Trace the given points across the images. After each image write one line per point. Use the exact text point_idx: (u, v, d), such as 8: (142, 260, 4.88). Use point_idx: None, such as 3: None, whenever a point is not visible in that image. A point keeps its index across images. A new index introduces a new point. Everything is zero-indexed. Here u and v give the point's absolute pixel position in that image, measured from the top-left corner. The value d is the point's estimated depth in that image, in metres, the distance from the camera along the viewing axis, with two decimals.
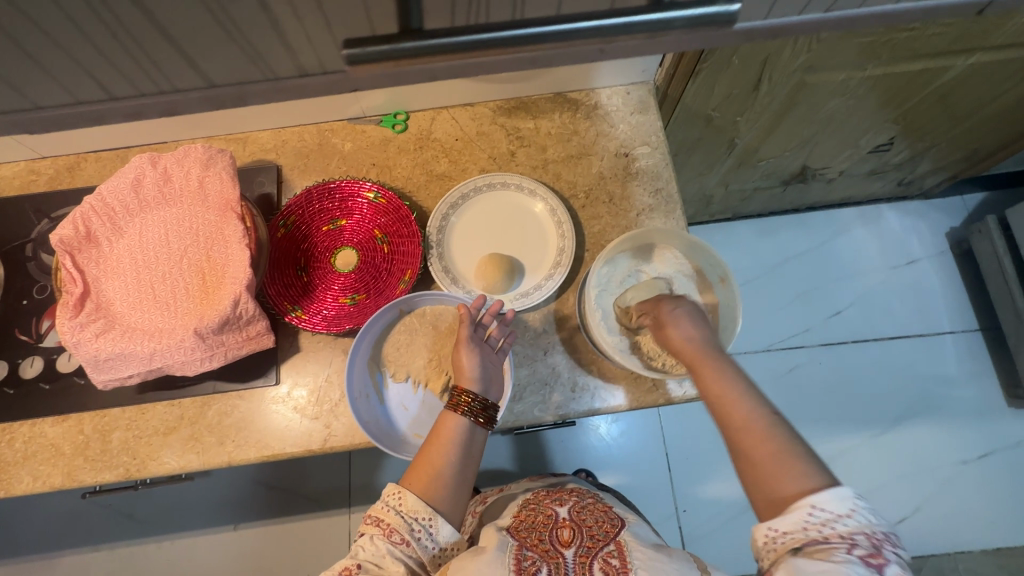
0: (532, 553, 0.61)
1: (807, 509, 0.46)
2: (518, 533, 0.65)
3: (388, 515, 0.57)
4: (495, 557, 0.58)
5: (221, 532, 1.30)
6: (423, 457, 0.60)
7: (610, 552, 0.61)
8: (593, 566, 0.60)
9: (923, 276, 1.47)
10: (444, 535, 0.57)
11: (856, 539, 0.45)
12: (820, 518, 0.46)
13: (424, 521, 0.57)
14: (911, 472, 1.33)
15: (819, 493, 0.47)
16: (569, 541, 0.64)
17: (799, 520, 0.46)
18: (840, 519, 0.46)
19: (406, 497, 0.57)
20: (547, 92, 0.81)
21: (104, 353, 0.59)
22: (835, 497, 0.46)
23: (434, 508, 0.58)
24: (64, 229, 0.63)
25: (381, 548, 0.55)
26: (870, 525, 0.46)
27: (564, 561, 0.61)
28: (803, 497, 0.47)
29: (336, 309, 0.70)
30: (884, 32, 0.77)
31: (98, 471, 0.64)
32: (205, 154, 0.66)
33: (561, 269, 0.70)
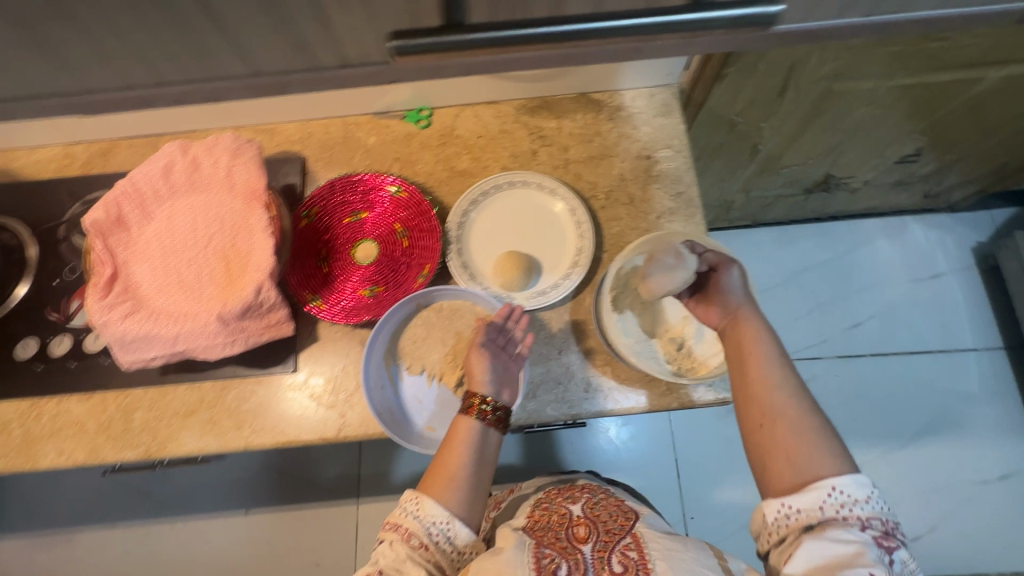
0: (551, 551, 0.62)
1: (829, 489, 0.52)
2: (535, 533, 0.66)
3: (406, 520, 0.60)
4: (516, 555, 0.60)
5: (233, 516, 1.32)
6: (438, 462, 0.62)
7: (626, 545, 0.62)
8: (611, 561, 0.60)
9: (947, 290, 1.44)
10: (462, 539, 0.60)
11: (871, 522, 0.51)
12: (839, 500, 0.51)
13: (442, 526, 0.59)
14: (927, 489, 1.30)
15: (841, 477, 0.52)
16: (585, 537, 0.65)
17: (816, 501, 0.52)
18: (858, 503, 0.51)
19: (424, 503, 0.60)
20: (570, 92, 0.81)
21: (130, 334, 0.61)
22: (855, 483, 0.52)
23: (452, 512, 0.60)
24: (97, 212, 0.65)
25: (402, 553, 0.58)
26: (883, 511, 0.52)
27: (583, 557, 0.61)
28: (824, 480, 0.52)
29: (355, 300, 0.71)
30: (916, 42, 0.76)
31: (119, 449, 0.66)
32: (234, 144, 0.68)
33: (578, 269, 0.70)
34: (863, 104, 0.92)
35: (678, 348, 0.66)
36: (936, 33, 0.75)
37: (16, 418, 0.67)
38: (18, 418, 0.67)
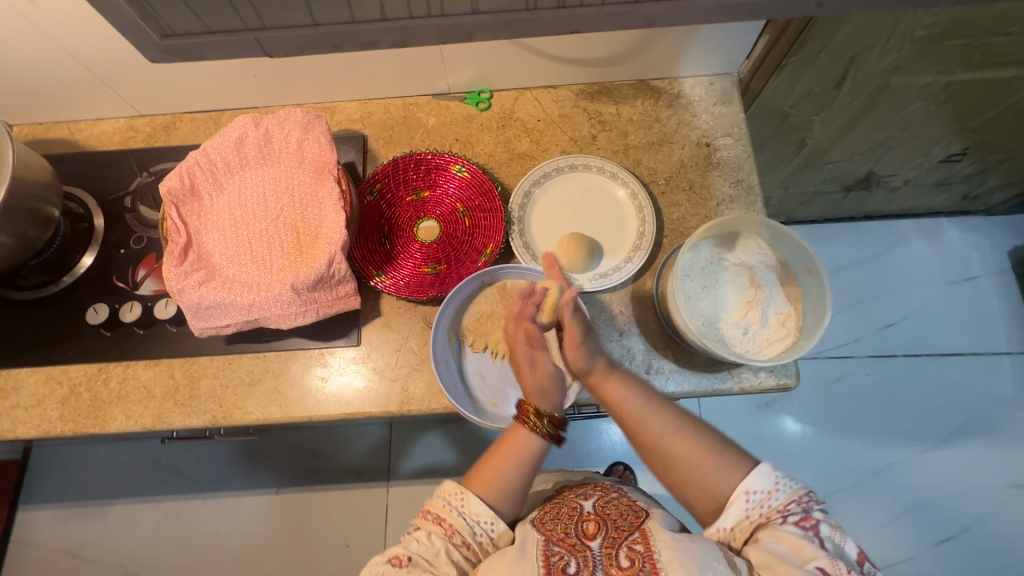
0: (559, 548, 0.56)
1: (743, 495, 0.54)
2: (541, 526, 0.59)
3: (450, 515, 0.58)
4: (520, 556, 0.55)
5: (265, 494, 1.34)
6: (489, 463, 0.62)
7: (635, 540, 0.55)
8: (619, 557, 0.54)
9: (982, 294, 1.43)
10: (504, 540, 0.59)
11: (789, 508, 0.52)
12: (755, 501, 0.53)
13: (486, 526, 0.58)
14: (958, 491, 1.30)
15: (745, 477, 0.55)
16: (594, 532, 0.57)
17: (738, 511, 0.54)
18: (771, 495, 0.53)
19: (469, 500, 0.58)
20: (630, 78, 0.81)
21: (206, 301, 0.62)
22: (759, 476, 0.54)
23: (496, 514, 0.58)
24: (171, 181, 0.66)
25: (438, 545, 0.56)
26: (797, 491, 0.53)
27: (592, 554, 0.55)
28: (734, 487, 0.55)
29: (418, 277, 0.71)
30: (982, 35, 0.76)
31: (186, 415, 0.67)
32: (304, 118, 0.68)
33: (640, 252, 0.71)
34: (918, 100, 0.92)
35: (744, 333, 0.65)
36: (1003, 26, 0.75)
37: (85, 381, 0.68)
38: (86, 381, 0.68)
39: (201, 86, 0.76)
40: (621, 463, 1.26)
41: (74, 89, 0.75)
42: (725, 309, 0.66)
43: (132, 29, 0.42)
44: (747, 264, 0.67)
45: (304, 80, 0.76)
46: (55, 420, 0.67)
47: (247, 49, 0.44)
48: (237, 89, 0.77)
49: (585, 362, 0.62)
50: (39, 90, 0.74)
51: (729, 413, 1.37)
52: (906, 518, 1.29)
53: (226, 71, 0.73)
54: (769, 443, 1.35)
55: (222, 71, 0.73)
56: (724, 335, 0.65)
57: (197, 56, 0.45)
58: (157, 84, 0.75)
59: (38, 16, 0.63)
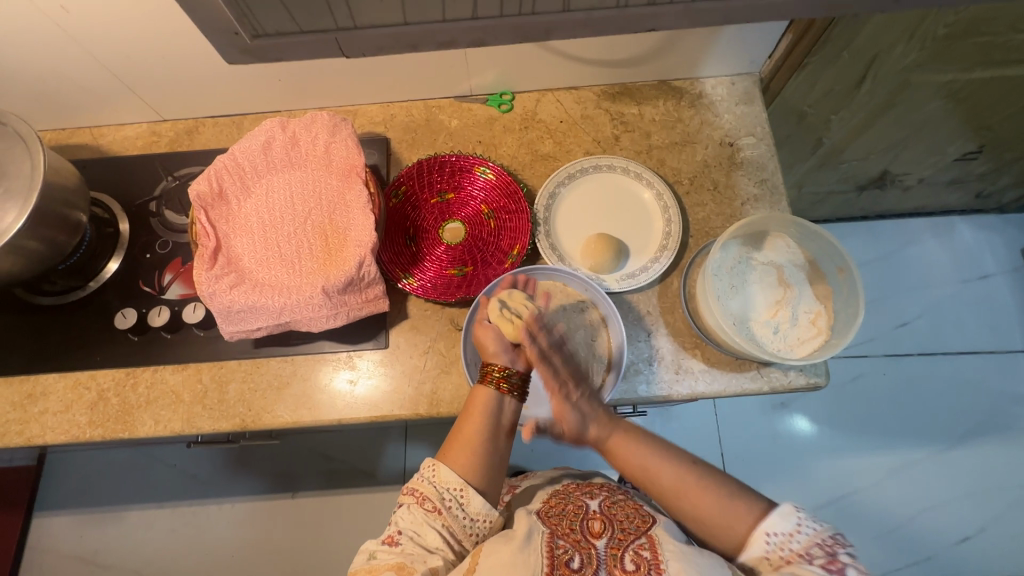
0: (564, 542, 0.57)
1: (763, 535, 0.55)
2: (549, 520, 0.61)
3: (422, 485, 0.58)
4: (527, 543, 0.56)
5: (281, 499, 1.34)
6: (456, 432, 0.61)
7: (641, 545, 0.57)
8: (624, 559, 0.56)
9: (996, 291, 1.43)
10: (475, 506, 0.58)
11: (809, 550, 0.52)
12: (775, 542, 0.54)
13: (454, 492, 0.57)
14: (976, 490, 1.29)
15: (766, 517, 0.55)
16: (600, 532, 0.59)
17: (759, 551, 0.54)
18: (791, 536, 0.54)
19: (439, 470, 0.58)
20: (651, 79, 0.81)
21: (237, 305, 0.62)
22: (779, 517, 0.55)
23: (465, 480, 0.58)
24: (200, 185, 0.66)
25: (417, 516, 0.56)
26: (819, 534, 0.53)
27: (596, 553, 0.57)
28: (755, 527, 0.56)
29: (445, 279, 0.71)
30: (1004, 32, 0.76)
31: (215, 419, 0.67)
32: (331, 121, 0.69)
33: (667, 252, 0.71)
34: (937, 98, 0.93)
35: (775, 332, 0.65)
36: None
37: (113, 386, 0.68)
38: (115, 386, 0.68)
39: (225, 90, 0.76)
40: None
41: (100, 94, 0.75)
42: (755, 309, 0.66)
43: (220, 30, 0.41)
44: (776, 264, 0.67)
45: (328, 84, 0.76)
46: (84, 425, 0.67)
47: (327, 50, 0.43)
48: (262, 93, 0.77)
49: (594, 410, 0.63)
50: (65, 95, 0.74)
51: (745, 414, 1.36)
52: (924, 518, 1.29)
53: (252, 75, 0.73)
54: (785, 444, 1.34)
55: (248, 76, 0.73)
56: (755, 334, 0.64)
57: (273, 57, 0.44)
58: (181, 89, 0.75)
59: (67, 23, 0.63)
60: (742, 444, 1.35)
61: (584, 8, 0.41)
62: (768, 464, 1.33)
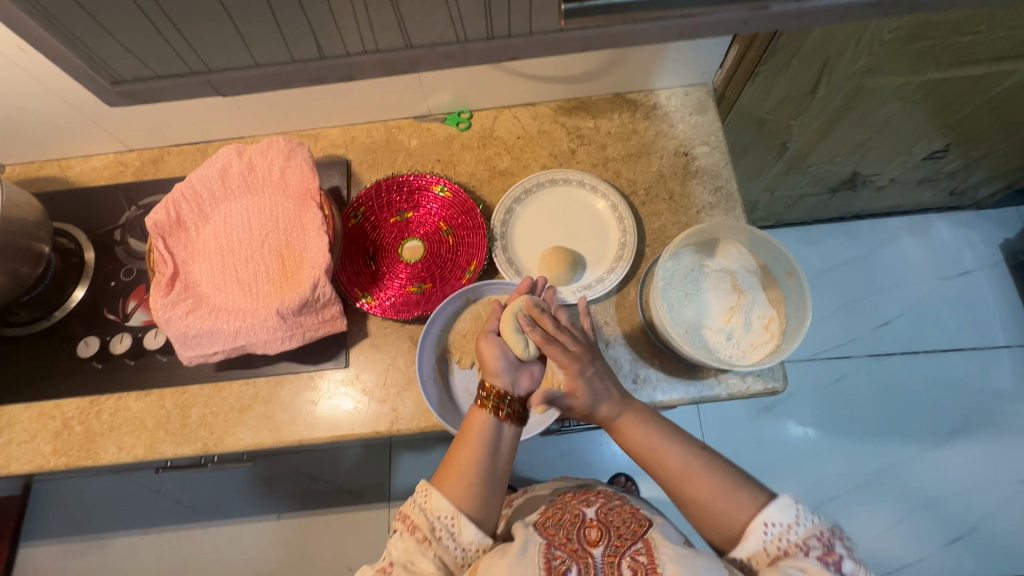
0: (560, 553, 0.58)
1: (761, 527, 0.54)
2: (546, 530, 0.62)
3: (413, 513, 0.58)
4: (520, 557, 0.56)
5: (264, 521, 1.33)
6: (451, 456, 0.61)
7: (638, 550, 0.56)
8: (622, 566, 0.55)
9: (975, 288, 1.43)
10: (438, 504, 0.58)
11: (808, 542, 0.52)
12: (773, 533, 0.53)
13: (447, 521, 0.57)
14: (963, 488, 1.28)
15: (764, 509, 0.55)
16: (596, 540, 0.59)
17: (756, 543, 0.54)
18: (790, 528, 0.53)
19: (431, 496, 0.58)
20: (606, 92, 0.83)
21: (193, 330, 0.62)
22: (777, 508, 0.54)
23: (457, 507, 0.58)
24: (157, 213, 0.67)
25: (404, 544, 0.57)
26: (818, 526, 0.52)
27: (593, 560, 0.56)
28: (753, 519, 0.55)
29: (404, 297, 0.72)
30: (949, 35, 0.79)
31: (177, 444, 0.67)
32: (286, 146, 0.70)
33: (623, 263, 0.71)
34: (892, 100, 0.94)
35: (727, 338, 0.65)
36: (968, 25, 0.77)
37: (78, 414, 0.69)
38: (79, 415, 0.69)
39: (186, 120, 0.77)
40: (623, 475, 1.25)
41: (64, 128, 0.76)
42: (708, 316, 0.67)
43: (91, 79, 0.57)
44: (729, 270, 0.68)
45: (286, 108, 0.78)
46: (48, 454, 0.67)
47: (199, 87, 0.59)
48: (222, 121, 0.79)
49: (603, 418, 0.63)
50: (29, 131, 0.76)
51: (729, 419, 1.36)
52: (912, 518, 1.27)
53: (210, 103, 0.75)
54: (770, 448, 1.34)
55: (206, 104, 0.75)
56: (707, 342, 0.65)
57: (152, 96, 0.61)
58: (142, 120, 0.77)
59: (26, 61, 0.65)
60: (727, 450, 1.34)
61: None
62: (753, 469, 1.32)
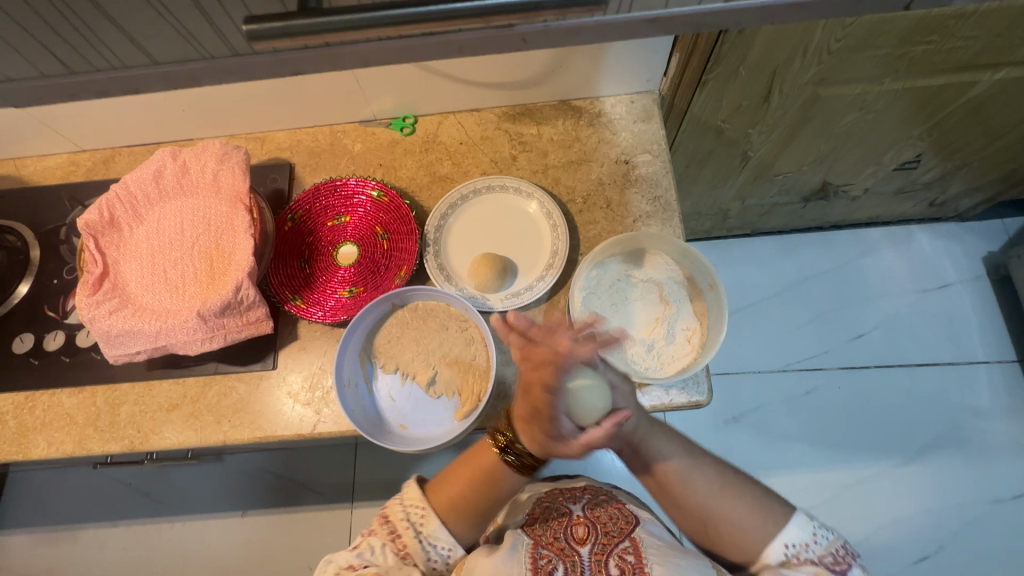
0: (548, 551, 0.61)
1: (782, 547, 0.58)
2: (535, 530, 0.64)
3: (406, 534, 0.61)
4: (512, 555, 0.60)
5: (230, 517, 1.35)
6: (451, 479, 0.65)
7: (625, 549, 0.60)
8: (609, 564, 0.59)
9: (955, 301, 1.40)
10: (435, 532, 0.62)
11: (824, 557, 0.57)
12: (793, 550, 0.58)
13: (443, 551, 0.62)
14: (933, 506, 1.25)
15: (784, 529, 0.59)
16: (584, 538, 0.62)
17: (775, 555, 0.58)
18: (807, 545, 0.58)
19: (429, 520, 0.62)
20: (552, 99, 0.83)
21: (115, 329, 0.63)
22: (796, 527, 0.59)
23: (454, 538, 0.62)
24: (90, 214, 0.68)
25: (389, 560, 0.59)
26: (833, 544, 0.58)
27: (580, 559, 0.60)
28: (773, 538, 0.59)
29: (334, 301, 0.72)
30: (901, 44, 0.77)
31: (105, 441, 0.68)
32: (221, 149, 0.71)
33: (552, 271, 0.71)
34: (853, 109, 0.93)
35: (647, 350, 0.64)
36: (921, 35, 0.75)
37: (12, 409, 0.70)
38: (14, 409, 0.70)
39: (130, 121, 0.79)
40: None
41: (14, 129, 0.78)
42: (632, 326, 0.66)
43: None
44: (655, 281, 0.68)
45: (229, 110, 0.79)
46: None
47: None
48: (166, 122, 0.80)
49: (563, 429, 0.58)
50: None
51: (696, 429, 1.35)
52: (878, 536, 1.25)
53: (154, 105, 0.76)
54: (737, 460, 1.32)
55: (148, 106, 0.76)
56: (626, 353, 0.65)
57: None
58: (88, 122, 0.78)
59: None
60: None
61: (173, 60, 0.34)
62: None
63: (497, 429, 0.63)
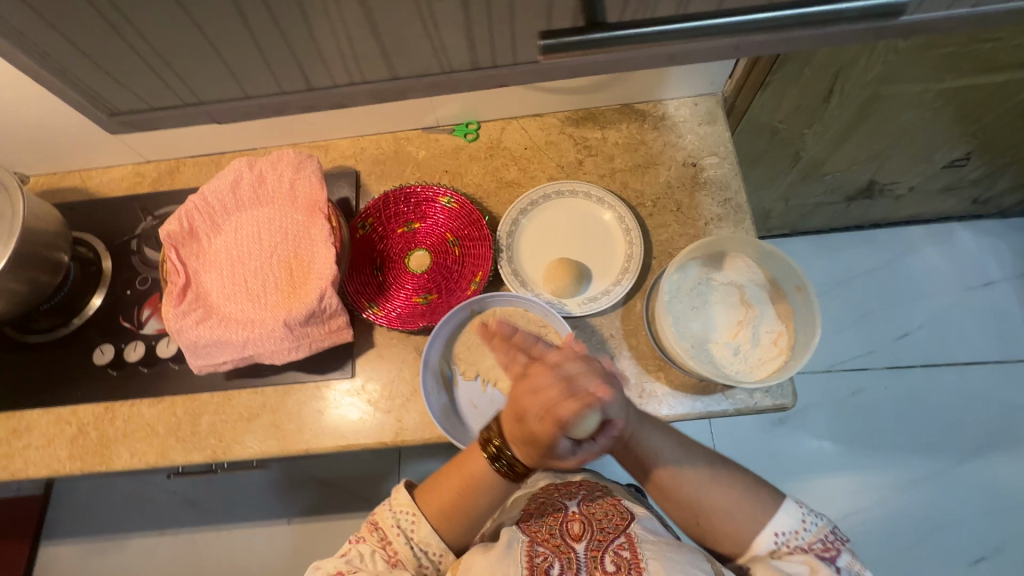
0: (544, 549, 0.59)
1: (771, 535, 0.58)
2: (529, 527, 0.62)
3: (397, 541, 0.60)
4: (505, 554, 0.58)
5: (276, 524, 1.35)
6: (442, 482, 0.63)
7: (620, 545, 0.58)
8: (605, 561, 0.57)
9: (1000, 299, 1.39)
10: (426, 538, 0.61)
11: (813, 544, 0.57)
12: (783, 539, 0.58)
13: (435, 557, 0.61)
14: (987, 506, 1.24)
15: (773, 518, 0.59)
16: (579, 534, 0.60)
17: (764, 544, 0.58)
18: (797, 534, 0.58)
19: (422, 526, 0.61)
20: (614, 103, 0.82)
21: (203, 340, 0.64)
22: (786, 515, 0.59)
23: (446, 544, 0.62)
24: (170, 225, 0.69)
25: (379, 566, 0.58)
26: (822, 530, 0.58)
27: (575, 556, 0.58)
28: (763, 527, 0.59)
29: (409, 308, 0.72)
30: (966, 43, 0.76)
31: (187, 451, 0.69)
32: (296, 158, 0.71)
33: (628, 275, 0.71)
34: (909, 108, 0.92)
35: (735, 353, 0.64)
36: (988, 32, 0.75)
37: (92, 420, 0.71)
38: (94, 420, 0.71)
39: (199, 132, 0.79)
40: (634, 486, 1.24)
41: (85, 140, 0.79)
42: (715, 330, 0.66)
43: None
44: (737, 284, 0.67)
45: (296, 120, 0.79)
46: (64, 459, 0.69)
47: None
48: (234, 134, 0.80)
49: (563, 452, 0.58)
50: (54, 143, 0.79)
51: (741, 432, 1.34)
52: (932, 537, 1.24)
53: None
54: (784, 461, 1.31)
55: None
56: (714, 356, 0.64)
57: None
58: (157, 132, 0.79)
59: None
60: (740, 463, 1.32)
61: None
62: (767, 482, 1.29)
63: (488, 438, 0.61)
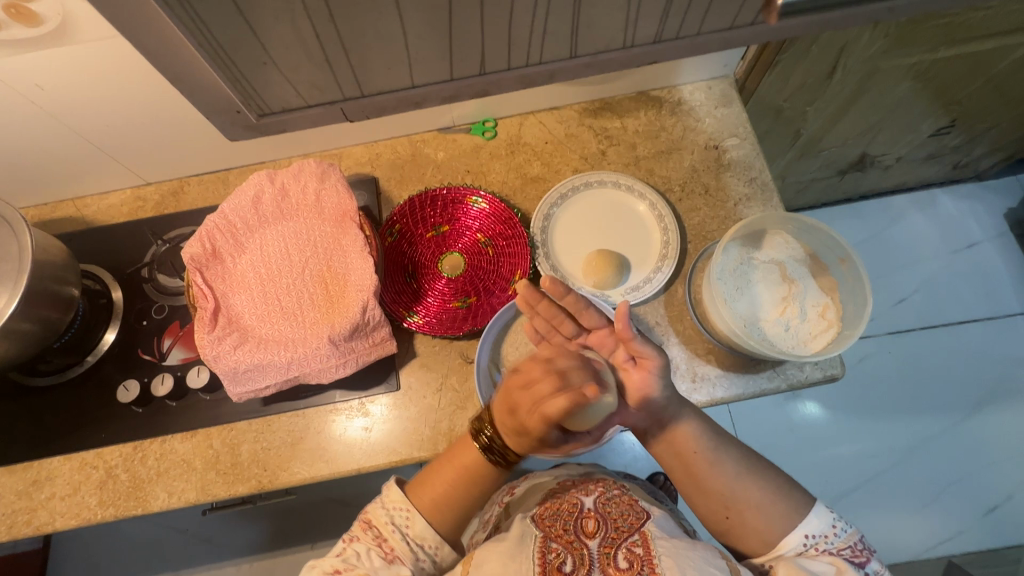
0: (556, 544, 0.56)
1: (800, 537, 0.56)
2: (543, 521, 0.59)
3: (392, 536, 0.56)
4: (518, 548, 0.55)
5: (299, 551, 1.30)
6: (432, 475, 0.60)
7: (634, 542, 0.56)
8: (617, 558, 0.55)
9: (985, 259, 1.45)
10: (421, 530, 0.57)
11: (842, 550, 0.55)
12: (812, 541, 0.56)
13: (431, 551, 0.57)
14: (995, 457, 1.30)
15: (803, 520, 0.57)
16: (593, 531, 0.58)
17: (792, 545, 0.56)
18: (827, 537, 0.56)
19: (415, 519, 0.57)
20: (630, 91, 0.82)
21: (243, 364, 0.60)
22: (816, 518, 0.57)
23: (440, 535, 0.58)
24: (192, 247, 0.65)
25: (376, 562, 0.54)
26: (853, 536, 0.56)
27: (588, 552, 0.55)
28: (791, 528, 0.56)
29: (449, 314, 0.70)
30: (962, 13, 0.79)
31: (230, 484, 0.65)
32: (318, 168, 0.68)
33: (668, 262, 0.71)
34: (905, 80, 0.95)
35: (786, 329, 0.65)
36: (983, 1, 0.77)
37: (121, 462, 0.66)
38: (123, 462, 0.66)
39: (206, 149, 0.75)
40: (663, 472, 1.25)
41: (81, 165, 0.74)
42: (763, 308, 0.66)
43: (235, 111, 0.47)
44: (778, 261, 0.68)
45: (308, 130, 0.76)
46: (95, 506, 0.65)
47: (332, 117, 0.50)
48: (242, 148, 0.77)
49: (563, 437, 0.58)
50: (49, 171, 0.74)
51: (758, 409, 1.36)
52: (948, 492, 1.29)
53: None
54: (802, 433, 1.34)
55: None
56: (766, 334, 0.64)
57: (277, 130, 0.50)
58: (159, 152, 0.74)
59: (45, 100, 0.63)
60: (761, 440, 1.34)
61: None
62: (788, 455, 1.32)
63: (478, 428, 0.59)
